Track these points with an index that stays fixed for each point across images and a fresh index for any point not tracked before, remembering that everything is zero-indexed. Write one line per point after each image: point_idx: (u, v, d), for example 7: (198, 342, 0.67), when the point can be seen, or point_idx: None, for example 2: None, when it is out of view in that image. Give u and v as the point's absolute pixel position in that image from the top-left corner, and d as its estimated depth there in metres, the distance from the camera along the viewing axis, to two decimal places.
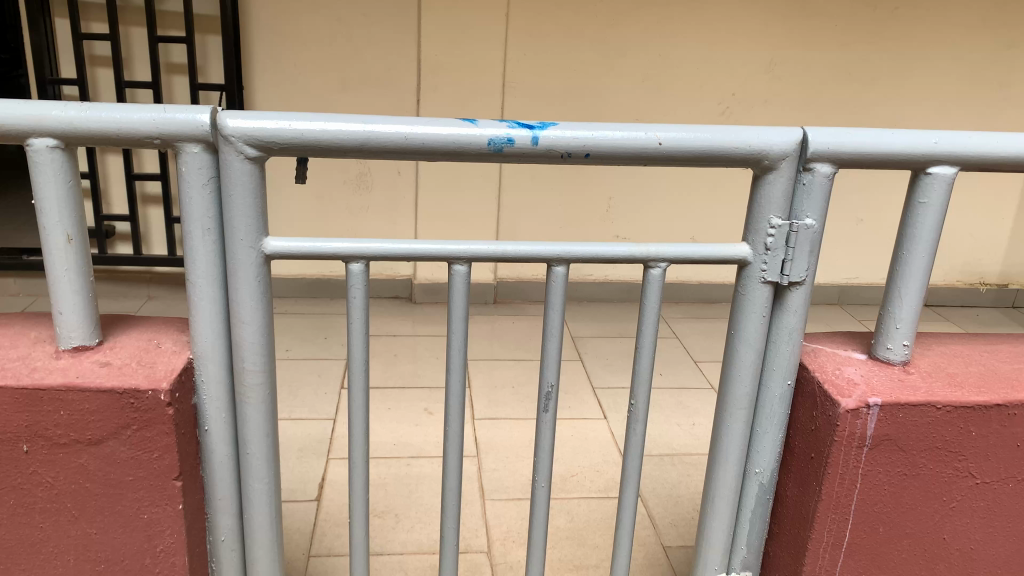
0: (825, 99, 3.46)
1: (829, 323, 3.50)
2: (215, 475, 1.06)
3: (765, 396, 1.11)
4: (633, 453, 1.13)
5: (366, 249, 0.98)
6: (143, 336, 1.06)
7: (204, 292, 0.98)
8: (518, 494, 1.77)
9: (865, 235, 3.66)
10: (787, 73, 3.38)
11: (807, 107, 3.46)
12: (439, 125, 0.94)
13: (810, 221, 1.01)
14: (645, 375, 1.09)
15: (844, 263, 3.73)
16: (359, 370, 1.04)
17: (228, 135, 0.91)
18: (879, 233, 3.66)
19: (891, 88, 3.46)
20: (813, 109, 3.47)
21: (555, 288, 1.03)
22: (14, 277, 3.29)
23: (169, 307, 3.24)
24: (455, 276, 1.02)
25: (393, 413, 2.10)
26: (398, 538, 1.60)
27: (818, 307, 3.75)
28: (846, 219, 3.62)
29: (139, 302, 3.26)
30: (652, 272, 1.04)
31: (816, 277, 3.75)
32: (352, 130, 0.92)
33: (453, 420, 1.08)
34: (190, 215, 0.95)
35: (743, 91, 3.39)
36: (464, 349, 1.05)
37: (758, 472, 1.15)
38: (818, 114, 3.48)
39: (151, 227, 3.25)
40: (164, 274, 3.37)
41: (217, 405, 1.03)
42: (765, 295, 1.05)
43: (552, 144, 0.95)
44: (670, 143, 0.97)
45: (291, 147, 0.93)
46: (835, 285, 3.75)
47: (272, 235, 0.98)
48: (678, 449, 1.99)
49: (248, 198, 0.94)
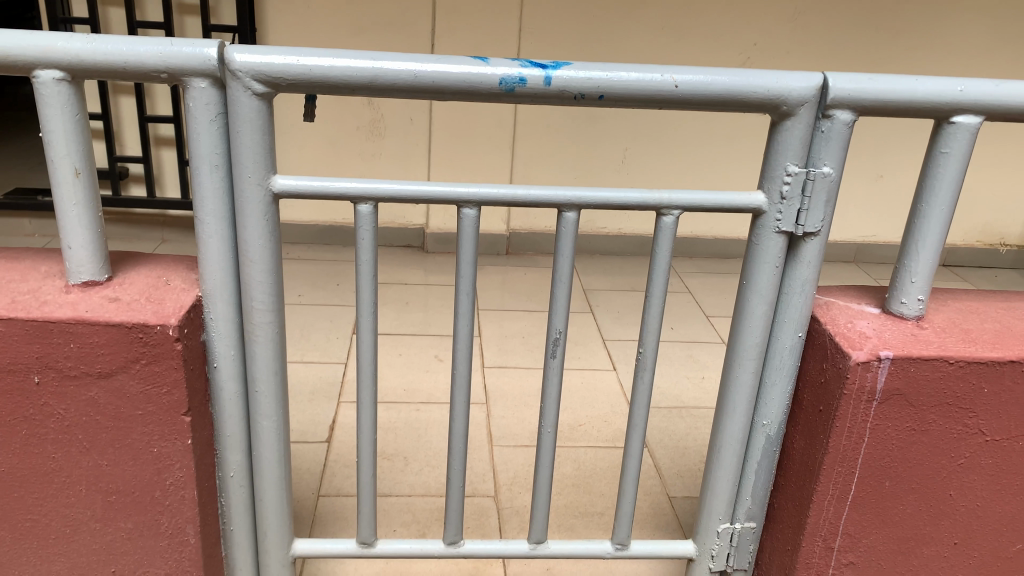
0: (849, 51, 3.38)
1: (844, 281, 3.47)
2: (224, 412, 1.07)
3: (775, 348, 1.10)
4: (640, 402, 1.13)
5: (375, 189, 0.97)
6: (152, 273, 1.05)
7: (212, 229, 0.98)
8: (526, 441, 1.78)
9: (884, 193, 3.60)
10: (811, 24, 3.30)
11: (830, 59, 3.39)
12: (450, 64, 0.92)
13: (828, 169, 0.99)
14: (655, 325, 1.08)
15: (862, 221, 3.68)
16: (367, 312, 1.04)
17: (235, 69, 0.90)
18: (899, 191, 3.60)
19: (918, 41, 3.38)
20: (837, 61, 3.39)
21: (565, 233, 1.02)
22: (29, 217, 3.30)
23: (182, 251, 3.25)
24: (464, 220, 1.01)
25: (403, 359, 2.11)
26: (406, 480, 1.61)
27: (834, 265, 3.72)
28: (866, 176, 3.57)
29: (153, 245, 3.28)
30: (664, 220, 1.02)
31: (833, 235, 3.71)
32: (360, 67, 0.91)
33: (461, 364, 1.08)
34: (197, 151, 0.95)
35: (766, 41, 3.31)
36: (472, 294, 1.05)
37: (765, 424, 1.15)
38: (842, 66, 3.40)
39: (164, 170, 3.24)
40: (177, 218, 3.37)
41: (226, 343, 1.03)
42: (779, 246, 1.03)
43: (565, 84, 0.93)
44: (686, 86, 0.94)
45: (300, 83, 0.92)
46: (852, 244, 3.72)
47: (280, 173, 0.97)
48: (686, 402, 1.99)
49: (256, 134, 0.93)
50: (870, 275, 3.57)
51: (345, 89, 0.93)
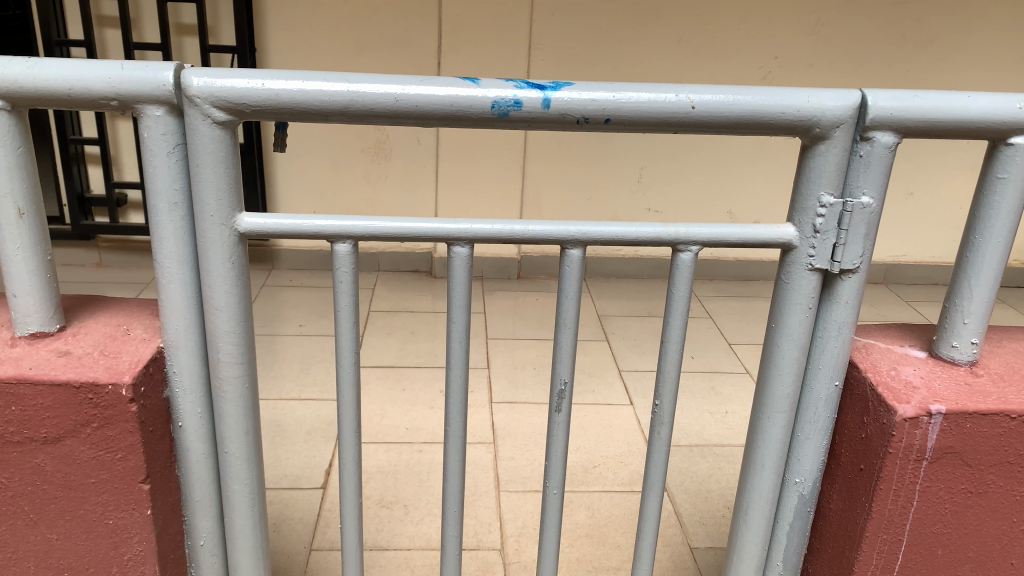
0: (872, 63, 3.25)
1: (873, 303, 3.33)
2: (192, 475, 0.96)
3: (808, 398, 0.98)
4: (657, 461, 0.99)
5: (353, 227, 0.86)
6: (111, 321, 0.95)
7: (173, 274, 0.87)
8: (537, 485, 1.66)
9: (914, 209, 3.46)
10: (833, 35, 3.17)
11: (854, 71, 3.25)
12: (435, 86, 0.81)
13: (868, 199, 0.87)
14: (672, 374, 0.95)
15: (891, 239, 3.53)
16: (348, 364, 0.93)
17: (192, 95, 0.80)
18: (929, 207, 3.45)
19: (947, 50, 3.24)
20: (861, 73, 3.26)
21: (570, 273, 0.91)
22: None
23: None
24: (455, 259, 0.90)
25: (407, 395, 2.00)
26: (406, 532, 1.50)
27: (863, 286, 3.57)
28: (895, 192, 3.43)
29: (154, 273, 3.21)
30: (682, 258, 0.90)
31: None
32: (333, 91, 0.80)
33: (454, 418, 0.97)
34: (154, 187, 0.84)
35: (786, 54, 3.19)
36: (466, 341, 0.93)
37: (798, 482, 1.02)
38: (866, 78, 3.27)
39: None
40: None
41: (191, 398, 0.93)
42: (812, 284, 0.91)
43: (566, 107, 0.82)
44: (704, 108, 0.83)
45: (265, 110, 0.81)
46: (881, 264, 3.57)
47: (247, 211, 0.86)
48: (709, 440, 1.86)
49: (218, 167, 0.83)
50: (900, 296, 3.42)
51: (318, 116, 0.82)
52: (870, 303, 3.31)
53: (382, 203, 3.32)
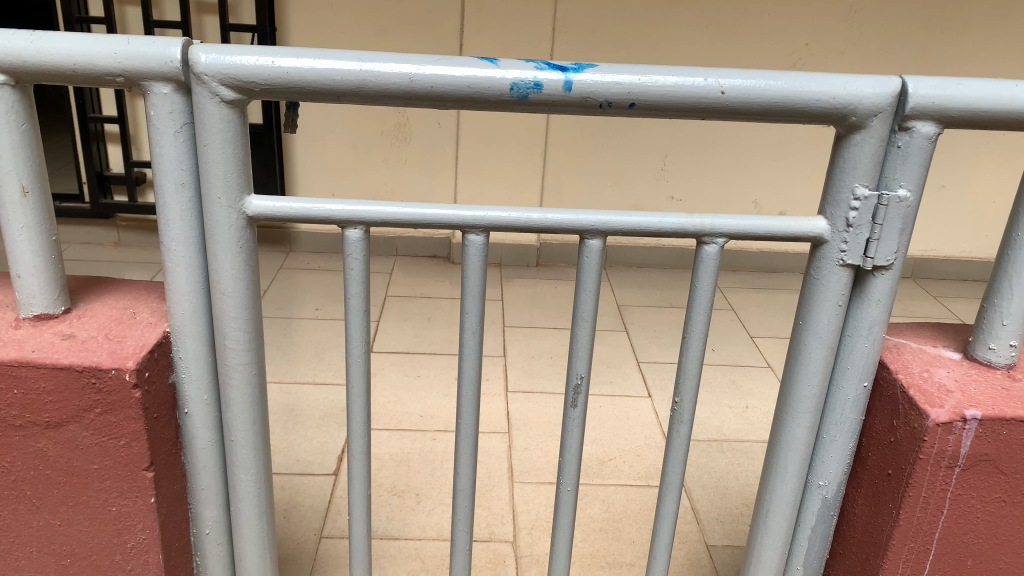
0: (906, 51, 3.17)
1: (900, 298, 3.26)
2: (198, 463, 0.94)
3: (835, 399, 0.94)
4: (675, 460, 0.96)
5: (365, 213, 0.83)
6: (117, 304, 0.93)
7: (180, 258, 0.85)
8: (550, 477, 1.63)
9: (945, 202, 3.37)
10: (866, 21, 3.09)
11: (887, 59, 3.17)
12: (453, 66, 0.78)
13: (904, 192, 0.82)
14: (694, 371, 0.91)
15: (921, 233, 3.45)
16: (358, 353, 0.90)
17: (200, 73, 0.77)
18: (960, 200, 3.37)
19: (985, 38, 3.14)
20: (894, 61, 3.18)
21: (589, 264, 0.87)
22: None
23: None
24: (469, 248, 0.86)
25: (421, 381, 1.98)
26: (417, 521, 1.48)
27: None
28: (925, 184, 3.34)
29: None
30: (707, 250, 0.86)
31: None
32: (346, 70, 0.77)
33: (466, 412, 0.94)
34: (161, 168, 0.81)
35: (817, 40, 3.12)
36: (479, 332, 0.90)
37: (822, 485, 0.98)
38: (900, 66, 3.19)
39: None
40: None
41: (197, 385, 0.90)
42: (843, 281, 0.87)
43: (588, 91, 0.78)
44: (734, 93, 0.79)
45: (275, 89, 0.78)
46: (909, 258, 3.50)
47: (256, 194, 0.84)
48: (728, 435, 1.82)
49: (226, 148, 0.80)
50: (927, 291, 3.35)
51: (330, 96, 0.79)
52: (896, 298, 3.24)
53: (401, 186, 3.29)
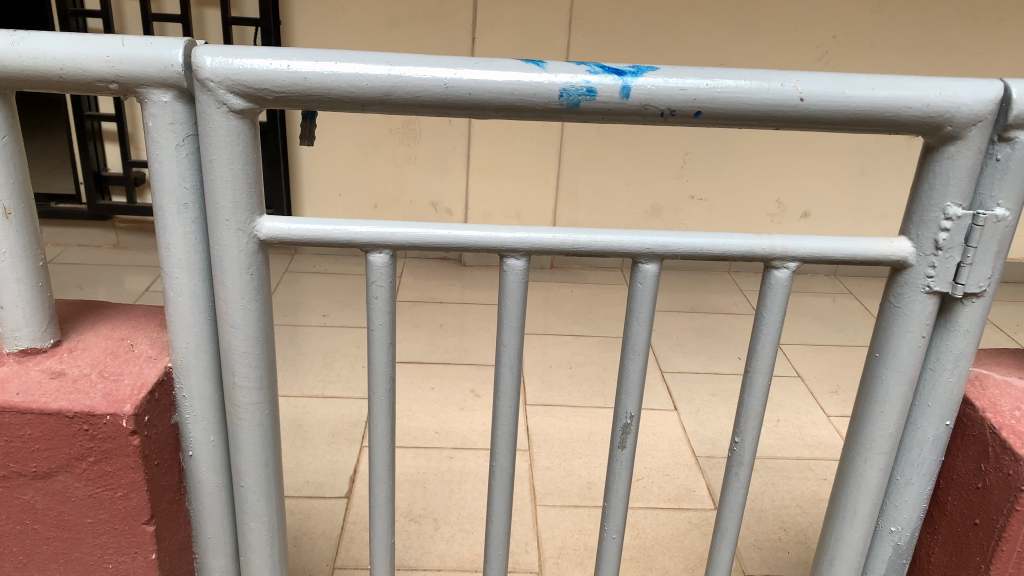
0: (938, 45, 3.05)
1: None
2: (204, 510, 0.85)
3: (913, 438, 0.84)
4: (732, 505, 0.87)
5: (390, 235, 0.74)
6: (112, 335, 0.84)
7: (182, 286, 0.75)
8: (576, 499, 1.54)
9: None
10: (896, 14, 2.99)
11: (918, 53, 3.06)
12: (495, 69, 0.68)
13: (1004, 212, 0.72)
14: (757, 409, 0.82)
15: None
16: (382, 392, 0.81)
17: (205, 78, 0.67)
18: None
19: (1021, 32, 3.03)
20: (925, 55, 3.07)
21: (642, 290, 0.77)
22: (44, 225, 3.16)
23: None
24: (509, 273, 0.77)
25: (436, 394, 1.88)
26: (436, 550, 1.39)
27: None
28: None
29: None
30: (776, 275, 0.77)
31: None
32: (371, 74, 0.67)
33: (502, 454, 0.84)
34: (161, 186, 0.72)
35: (845, 34, 3.01)
36: (518, 367, 0.81)
37: (894, 532, 0.88)
38: (931, 60, 3.08)
39: None
40: None
41: (203, 426, 0.81)
42: (928, 309, 0.77)
43: (648, 97, 0.68)
44: (815, 101, 0.69)
45: (291, 97, 0.68)
46: None
47: (268, 214, 0.74)
48: (760, 452, 1.73)
49: (234, 163, 0.70)
50: None
51: (353, 105, 0.69)
52: None
53: (409, 185, 3.19)
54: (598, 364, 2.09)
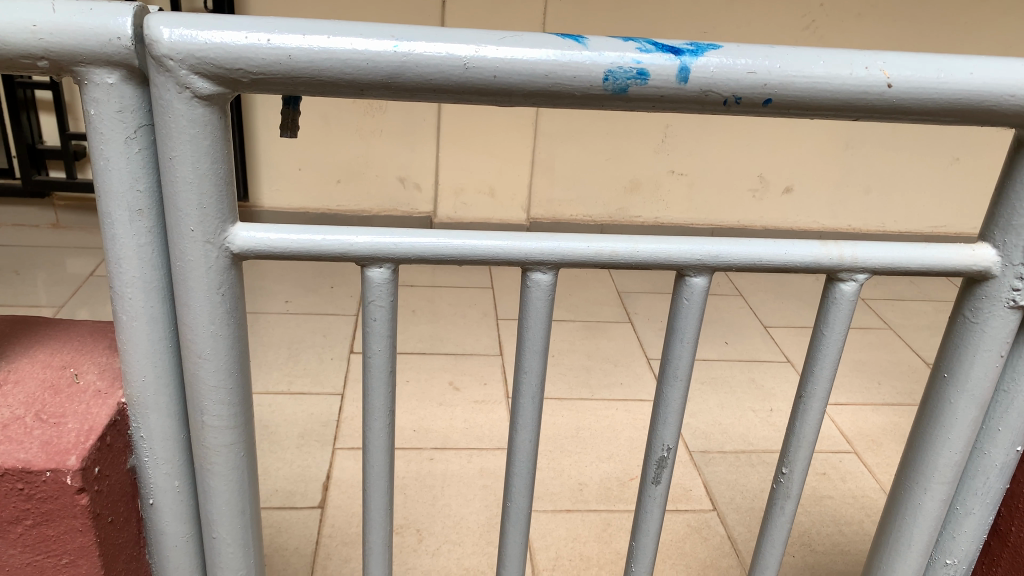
0: (926, 14, 3.00)
1: None
2: (169, 562, 0.72)
3: (979, 466, 0.75)
4: (775, 542, 0.77)
5: (392, 246, 0.61)
6: (51, 361, 0.70)
7: (137, 308, 0.62)
8: (568, 504, 1.46)
9: (953, 177, 3.23)
10: None
11: (906, 22, 3.01)
12: (527, 46, 0.55)
13: None
14: (810, 437, 0.72)
15: (927, 209, 3.31)
16: (380, 428, 0.68)
17: (162, 55, 0.53)
18: (970, 175, 3.23)
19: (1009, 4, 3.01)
20: (913, 24, 3.01)
21: (689, 308, 0.66)
22: None
23: None
24: (533, 289, 0.65)
25: (413, 388, 1.77)
26: (422, 565, 1.28)
27: None
28: (939, 158, 3.19)
29: None
30: (843, 289, 0.66)
31: (893, 225, 3.34)
32: (372, 51, 0.54)
33: (519, 493, 0.73)
34: (108, 189, 0.58)
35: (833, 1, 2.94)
36: (539, 398, 0.69)
37: (949, 564, 0.80)
38: (919, 29, 3.03)
39: None
40: None
41: (166, 470, 0.68)
42: (1009, 326, 0.68)
43: (709, 81, 0.56)
44: (905, 88, 0.58)
45: (270, 79, 0.55)
46: (920, 235, 3.35)
47: (243, 224, 0.61)
48: (756, 445, 1.70)
49: (201, 160, 0.57)
50: None
51: (348, 89, 0.56)
52: None
53: (374, 158, 3.03)
54: (582, 353, 2.02)
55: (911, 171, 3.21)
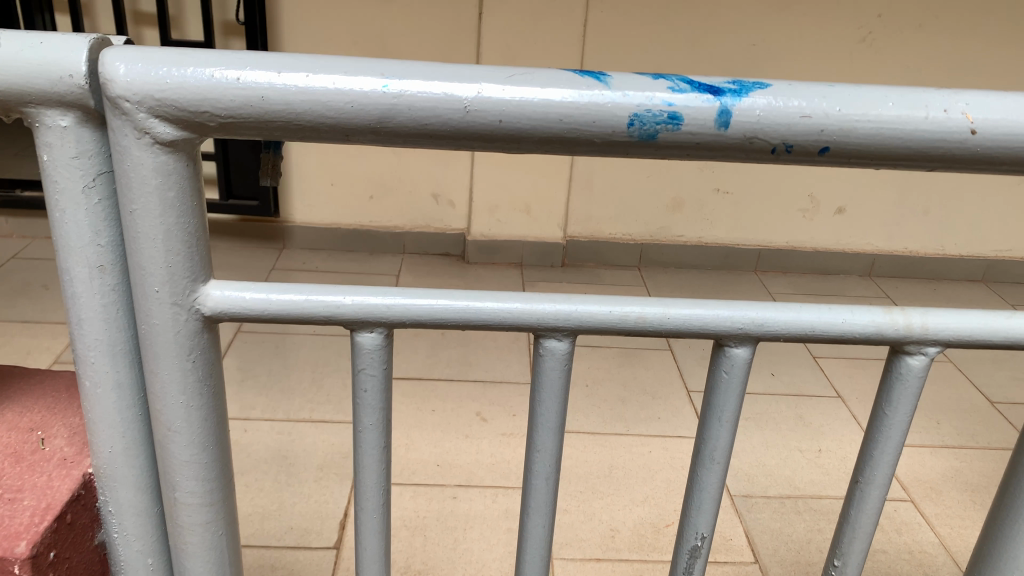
0: (991, 26, 2.86)
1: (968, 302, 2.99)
2: None
3: None
4: None
5: (384, 311, 0.53)
6: (18, 423, 0.64)
7: (101, 374, 0.55)
8: (598, 551, 1.42)
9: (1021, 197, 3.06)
10: None
11: (969, 34, 2.87)
12: (540, 86, 0.47)
13: None
14: (867, 528, 0.63)
15: (991, 232, 3.14)
16: (373, 509, 0.61)
17: (117, 96, 0.46)
18: None
19: None
20: (978, 36, 2.88)
21: (729, 381, 0.57)
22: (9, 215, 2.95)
23: None
24: (547, 358, 0.56)
25: (436, 418, 1.77)
26: None
27: (959, 284, 3.20)
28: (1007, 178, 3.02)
29: None
30: (911, 364, 0.57)
31: (956, 250, 3.19)
32: (358, 91, 0.46)
33: None
34: (66, 243, 0.52)
35: (891, 11, 2.82)
36: (554, 478, 0.61)
37: None
38: (983, 42, 2.89)
39: None
40: None
41: (137, 547, 0.61)
42: None
43: (754, 125, 0.48)
44: (994, 134, 0.48)
45: (241, 123, 0.47)
46: (982, 259, 3.20)
47: (217, 283, 0.53)
48: (803, 491, 1.65)
49: (166, 213, 0.50)
50: (1003, 298, 3.06)
51: (332, 134, 0.48)
52: (964, 302, 2.99)
53: (407, 172, 2.98)
54: (618, 383, 1.98)
55: (976, 191, 3.04)
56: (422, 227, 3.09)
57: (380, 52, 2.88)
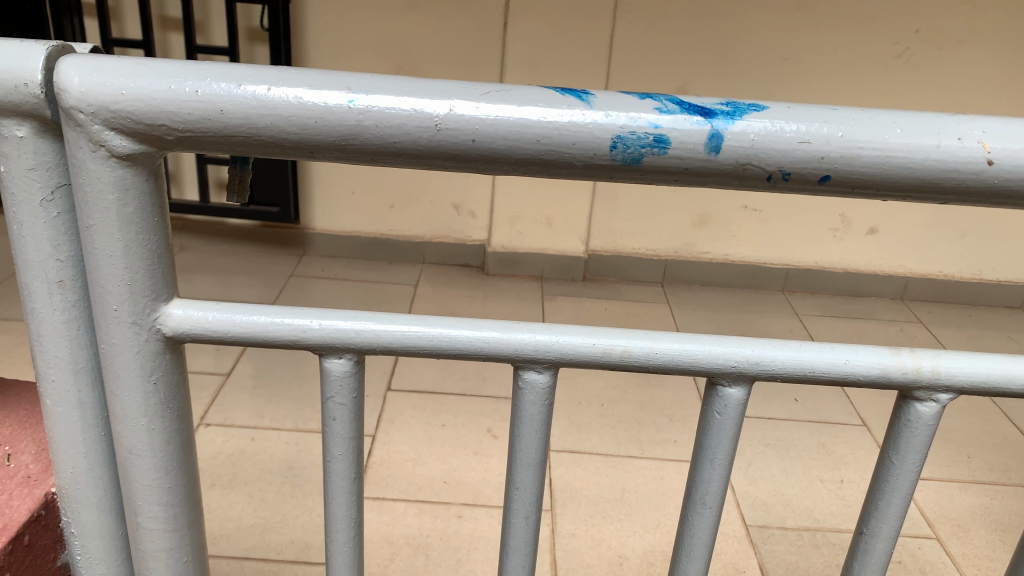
0: None
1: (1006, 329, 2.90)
2: None
3: None
4: None
5: (352, 338, 0.50)
6: None
7: (62, 394, 0.53)
8: None
9: None
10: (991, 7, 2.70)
11: (1013, 52, 2.78)
12: (516, 104, 0.44)
13: None
14: None
15: None
16: (344, 542, 0.58)
17: (70, 107, 0.44)
18: None
19: None
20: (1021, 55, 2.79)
21: (722, 422, 0.53)
22: None
23: (201, 261, 2.94)
24: (527, 393, 0.53)
25: (447, 433, 1.78)
26: None
27: (997, 309, 3.10)
28: None
29: None
30: (920, 411, 0.52)
31: (995, 274, 3.09)
32: (323, 106, 0.44)
33: None
34: (24, 257, 0.50)
35: (930, 28, 2.74)
36: (535, 517, 0.58)
37: None
38: None
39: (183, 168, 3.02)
40: (196, 222, 3.12)
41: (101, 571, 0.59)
42: None
43: (747, 150, 0.44)
44: (1013, 166, 0.44)
45: (201, 136, 0.45)
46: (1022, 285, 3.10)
47: (179, 302, 0.51)
48: (823, 523, 1.60)
49: (125, 229, 0.48)
50: None
51: (296, 151, 0.46)
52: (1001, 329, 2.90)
53: (430, 181, 2.96)
54: (635, 404, 1.96)
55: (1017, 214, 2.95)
56: (444, 237, 3.08)
57: (406, 62, 2.88)
